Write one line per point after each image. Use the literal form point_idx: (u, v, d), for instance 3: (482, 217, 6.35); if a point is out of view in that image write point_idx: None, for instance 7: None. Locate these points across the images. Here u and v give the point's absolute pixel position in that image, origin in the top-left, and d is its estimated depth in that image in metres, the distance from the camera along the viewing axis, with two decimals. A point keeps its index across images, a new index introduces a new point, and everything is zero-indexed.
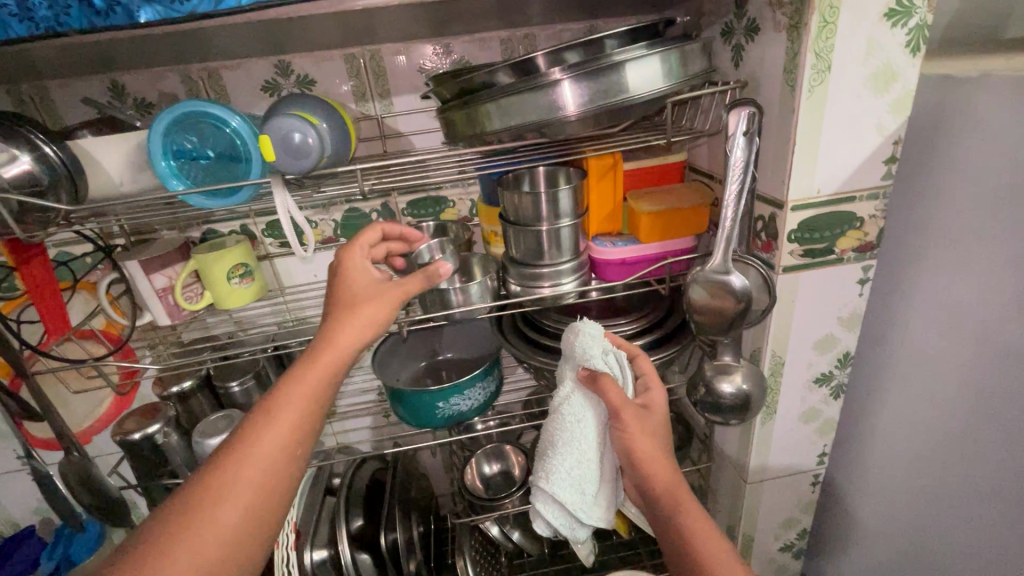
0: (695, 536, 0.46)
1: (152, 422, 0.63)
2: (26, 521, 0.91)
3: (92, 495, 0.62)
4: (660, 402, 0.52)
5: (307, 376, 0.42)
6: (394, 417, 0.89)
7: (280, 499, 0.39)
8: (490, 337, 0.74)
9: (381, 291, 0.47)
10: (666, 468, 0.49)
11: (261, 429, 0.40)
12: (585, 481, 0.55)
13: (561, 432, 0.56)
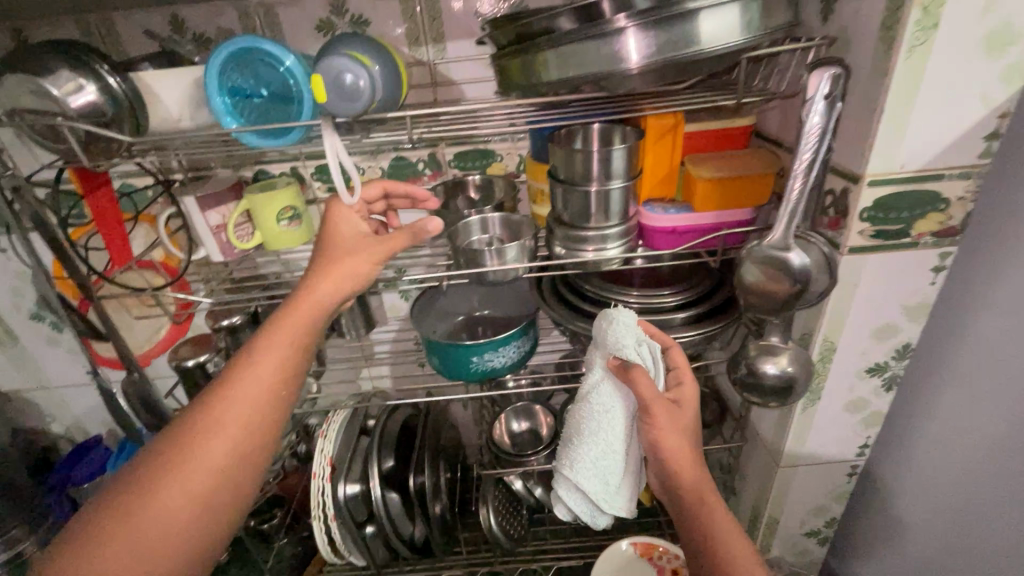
0: (725, 537, 0.46)
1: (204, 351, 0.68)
2: (94, 430, 1.00)
3: (150, 413, 0.67)
4: (691, 399, 0.53)
5: (246, 376, 0.47)
6: (428, 367, 0.91)
7: (267, 431, 0.47)
8: (527, 298, 0.74)
9: (325, 288, 0.50)
10: (695, 468, 0.49)
11: (243, 373, 0.47)
12: (610, 471, 0.58)
13: (590, 420, 0.58)
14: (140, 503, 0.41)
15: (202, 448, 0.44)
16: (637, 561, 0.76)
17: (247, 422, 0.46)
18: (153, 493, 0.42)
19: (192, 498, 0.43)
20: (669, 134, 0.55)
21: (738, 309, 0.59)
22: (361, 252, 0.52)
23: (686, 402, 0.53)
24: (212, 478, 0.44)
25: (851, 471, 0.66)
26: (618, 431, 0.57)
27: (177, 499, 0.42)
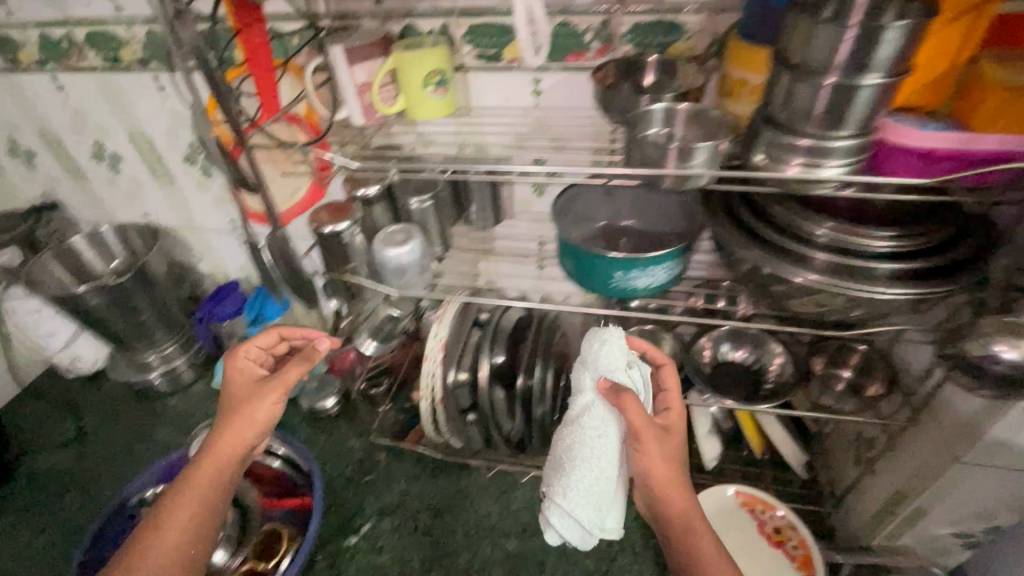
0: (709, 559, 0.55)
1: (342, 220, 0.64)
2: (233, 275, 1.08)
3: (286, 270, 0.68)
4: (676, 423, 0.60)
5: (222, 443, 0.60)
6: (547, 271, 0.86)
7: (206, 521, 0.59)
8: (686, 215, 0.64)
9: (236, 436, 0.61)
10: (683, 493, 0.57)
11: (162, 520, 0.57)
12: (602, 497, 0.56)
13: (584, 439, 0.56)
14: (139, 546, 0.56)
15: (185, 499, 0.58)
16: (736, 513, 0.75)
17: (198, 509, 0.59)
18: (151, 536, 0.57)
19: (181, 538, 0.57)
20: (970, 18, 0.45)
21: (979, 270, 0.46)
22: (267, 395, 0.62)
23: (676, 425, 0.60)
24: (190, 521, 0.58)
25: None
26: (610, 454, 0.56)
27: (174, 543, 0.57)
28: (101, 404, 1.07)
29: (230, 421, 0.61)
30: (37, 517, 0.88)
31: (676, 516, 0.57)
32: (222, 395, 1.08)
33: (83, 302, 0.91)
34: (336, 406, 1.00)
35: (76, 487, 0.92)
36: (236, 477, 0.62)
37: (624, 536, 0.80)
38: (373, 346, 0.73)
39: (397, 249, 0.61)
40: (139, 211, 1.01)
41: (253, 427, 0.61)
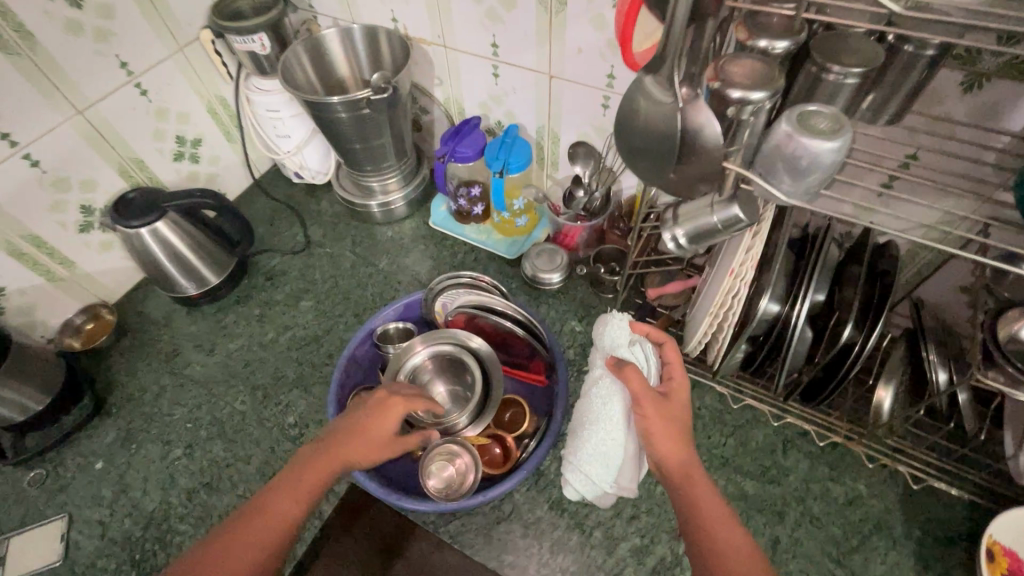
0: (710, 516, 0.53)
1: (758, 88, 0.44)
2: (470, 112, 0.97)
3: None
4: (679, 390, 0.61)
5: (360, 448, 0.58)
6: (898, 199, 0.66)
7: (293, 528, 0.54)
8: None
9: (358, 459, 0.58)
10: (684, 446, 0.57)
11: (262, 515, 0.54)
12: (610, 456, 0.65)
13: (597, 404, 0.67)
14: (244, 522, 0.53)
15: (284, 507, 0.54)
16: None
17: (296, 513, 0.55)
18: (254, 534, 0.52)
19: (278, 525, 0.54)
20: None
21: None
22: (390, 448, 0.60)
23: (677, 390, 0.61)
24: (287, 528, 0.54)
25: None
26: (616, 418, 0.65)
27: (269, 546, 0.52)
28: (323, 219, 1.07)
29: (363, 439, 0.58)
30: (280, 315, 0.94)
31: (677, 465, 0.56)
32: (434, 237, 1.04)
33: (334, 112, 0.84)
34: (558, 282, 0.93)
35: (308, 296, 0.96)
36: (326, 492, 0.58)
37: (882, 517, 0.70)
38: (680, 242, 0.60)
39: (816, 142, 0.44)
40: (389, 13, 0.88)
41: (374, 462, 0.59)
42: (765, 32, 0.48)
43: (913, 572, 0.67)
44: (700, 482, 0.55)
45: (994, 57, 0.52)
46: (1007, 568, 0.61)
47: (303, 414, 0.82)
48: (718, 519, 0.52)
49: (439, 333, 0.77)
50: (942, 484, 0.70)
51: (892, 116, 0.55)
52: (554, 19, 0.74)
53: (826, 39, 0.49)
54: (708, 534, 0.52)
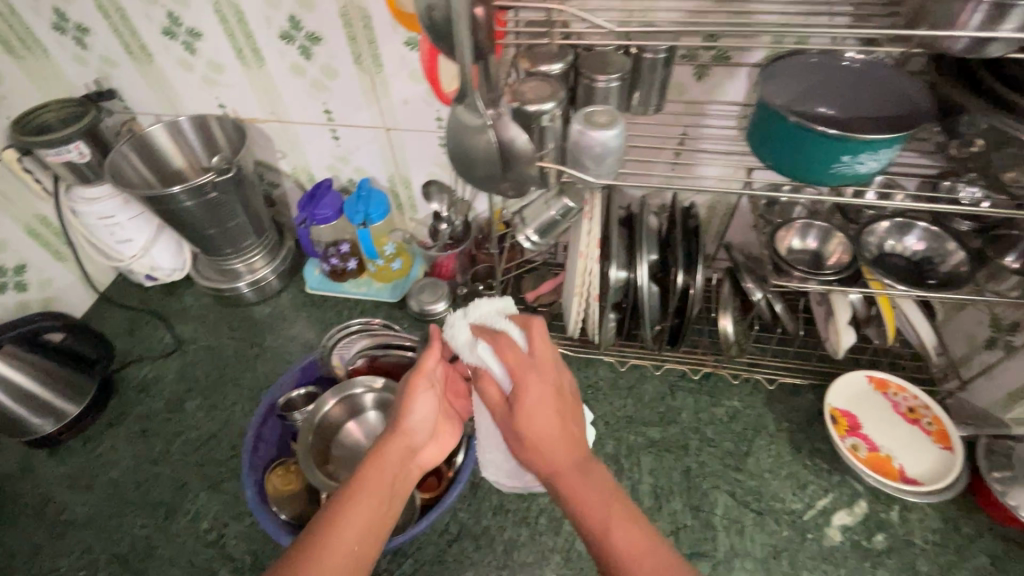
0: (585, 513, 0.51)
1: (545, 99, 0.56)
2: (320, 176, 1.01)
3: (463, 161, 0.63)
4: (523, 393, 0.55)
5: (408, 415, 0.60)
6: (686, 165, 0.83)
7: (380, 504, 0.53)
8: (901, 101, 0.58)
9: (411, 415, 0.60)
10: (554, 444, 0.54)
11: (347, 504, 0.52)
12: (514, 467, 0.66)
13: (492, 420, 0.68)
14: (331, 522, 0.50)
15: (371, 477, 0.54)
16: (871, 395, 0.80)
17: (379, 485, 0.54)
18: (343, 517, 0.51)
19: (366, 516, 0.51)
20: None
21: None
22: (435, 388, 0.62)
23: (527, 380, 0.55)
24: (377, 507, 0.53)
25: None
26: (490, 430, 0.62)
27: (361, 526, 0.51)
28: (191, 313, 1.03)
29: (412, 394, 0.60)
30: (165, 424, 0.87)
31: (551, 469, 0.54)
32: (315, 302, 1.05)
33: (179, 203, 0.83)
34: (445, 311, 0.99)
35: (194, 395, 0.91)
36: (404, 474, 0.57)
37: (757, 421, 0.84)
38: (534, 239, 0.70)
39: (602, 133, 0.56)
40: (214, 100, 0.90)
41: (422, 409, 0.60)
42: (543, 59, 0.60)
43: (791, 455, 0.81)
44: (578, 483, 0.52)
45: (707, 51, 0.70)
46: (848, 424, 0.77)
47: (220, 514, 0.77)
48: (599, 519, 0.50)
49: (344, 384, 0.79)
50: (789, 377, 0.87)
51: (657, 104, 0.70)
52: (376, 80, 0.82)
53: (589, 57, 0.62)
54: (597, 538, 0.50)
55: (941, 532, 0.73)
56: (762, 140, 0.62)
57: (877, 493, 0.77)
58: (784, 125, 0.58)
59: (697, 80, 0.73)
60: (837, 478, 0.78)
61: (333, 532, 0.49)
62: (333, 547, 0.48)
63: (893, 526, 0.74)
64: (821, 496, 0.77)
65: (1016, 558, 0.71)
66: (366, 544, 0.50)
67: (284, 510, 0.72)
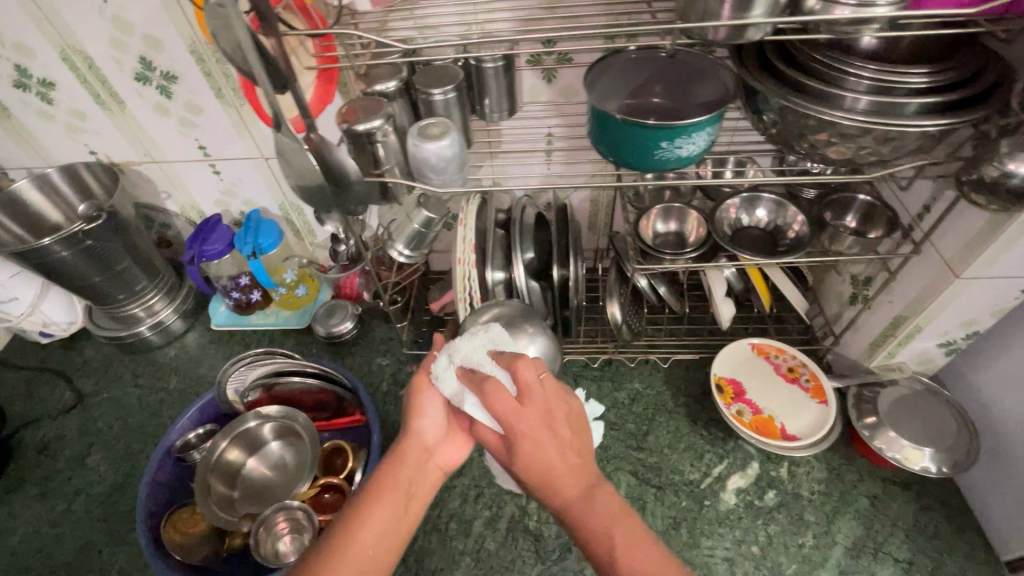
0: (606, 539, 0.51)
1: (374, 116, 0.57)
2: (209, 211, 1.00)
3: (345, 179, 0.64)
4: (523, 432, 0.53)
5: (417, 423, 0.60)
6: (557, 162, 0.86)
7: (399, 520, 0.54)
8: (708, 94, 0.64)
9: (423, 424, 0.60)
10: (549, 477, 0.52)
11: (365, 517, 0.53)
12: None
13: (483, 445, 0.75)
14: (346, 535, 0.52)
15: (386, 484, 0.56)
16: (754, 361, 0.85)
17: (396, 496, 0.55)
18: (358, 527, 0.53)
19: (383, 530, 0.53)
20: None
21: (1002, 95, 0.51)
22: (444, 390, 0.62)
23: (522, 423, 0.53)
24: (393, 516, 0.54)
25: None
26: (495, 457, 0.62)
27: (376, 534, 0.53)
28: (91, 366, 1.00)
29: (419, 397, 0.61)
30: (65, 483, 0.85)
31: (560, 504, 0.53)
32: (222, 338, 1.04)
33: (53, 255, 0.81)
34: (353, 329, 1.00)
35: (96, 449, 0.89)
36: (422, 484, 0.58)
37: (656, 400, 0.87)
38: (407, 253, 0.71)
39: (436, 144, 0.58)
40: (84, 146, 0.89)
41: (432, 416, 0.61)
42: (377, 78, 0.62)
43: (688, 428, 0.84)
44: (581, 507, 0.52)
45: (549, 55, 0.74)
46: (734, 391, 0.82)
47: (124, 567, 0.75)
48: (621, 549, 0.51)
49: (235, 421, 0.79)
50: (682, 353, 0.91)
51: (507, 110, 0.73)
52: (243, 112, 0.82)
53: (423, 73, 0.64)
54: (607, 564, 0.51)
55: (826, 482, 0.77)
56: (597, 133, 0.65)
57: (768, 453, 0.81)
58: (608, 121, 0.62)
59: (546, 82, 0.77)
60: (731, 443, 0.82)
61: (349, 542, 0.52)
62: (347, 554, 0.51)
63: (783, 482, 0.78)
64: (717, 463, 0.80)
65: (892, 497, 0.75)
66: (381, 550, 0.52)
67: (184, 553, 0.70)
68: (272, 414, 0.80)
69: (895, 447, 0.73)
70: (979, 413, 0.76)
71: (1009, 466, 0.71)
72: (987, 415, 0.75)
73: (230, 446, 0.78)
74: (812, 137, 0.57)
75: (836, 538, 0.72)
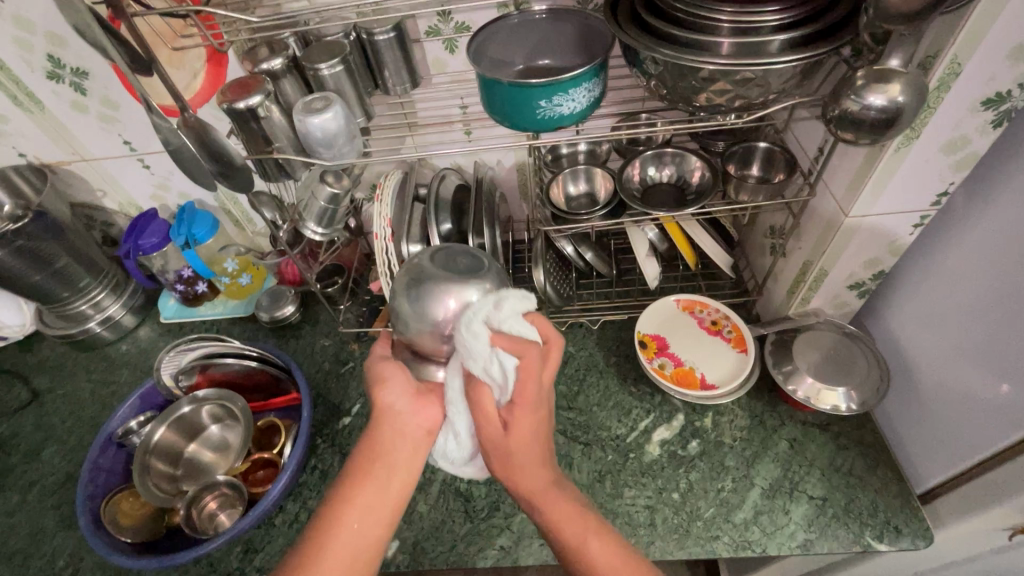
0: (565, 534, 0.53)
1: (252, 93, 0.58)
2: (146, 205, 1.02)
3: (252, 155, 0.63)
4: (522, 419, 0.53)
5: (384, 393, 0.58)
6: (475, 134, 0.87)
7: (384, 502, 0.54)
8: (594, 49, 0.66)
9: (387, 396, 0.57)
10: (530, 471, 0.55)
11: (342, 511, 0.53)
12: (458, 455, 0.60)
13: (451, 421, 0.57)
14: (326, 529, 0.52)
15: (362, 468, 0.55)
16: (678, 316, 0.86)
17: (376, 481, 0.55)
18: (338, 516, 0.53)
19: (367, 515, 0.53)
20: None
21: (855, 28, 0.52)
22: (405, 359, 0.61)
23: (519, 419, 0.53)
24: (380, 491, 0.54)
25: (919, 222, 0.65)
26: (461, 422, 0.57)
27: (360, 513, 0.53)
28: (45, 365, 1.02)
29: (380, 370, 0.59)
30: (20, 477, 0.88)
31: (524, 490, 0.55)
32: (171, 330, 1.06)
33: None
34: (297, 313, 1.02)
35: (50, 443, 0.92)
36: (412, 455, 0.57)
37: (589, 360, 0.89)
38: (319, 232, 0.73)
39: (318, 117, 0.59)
40: (12, 149, 0.90)
41: (401, 388, 0.58)
42: (262, 58, 0.63)
43: (617, 386, 0.86)
44: (557, 507, 0.54)
45: (447, 25, 0.74)
46: (657, 347, 0.83)
47: (75, 550, 0.79)
48: (594, 543, 0.52)
49: (172, 406, 0.81)
50: (613, 314, 0.92)
51: (409, 82, 0.74)
52: None
53: (310, 50, 0.65)
54: (573, 548, 0.53)
55: (748, 429, 0.79)
56: (486, 99, 0.65)
57: (693, 405, 0.83)
58: (489, 85, 0.62)
59: (449, 53, 0.78)
60: (658, 398, 0.84)
61: (328, 532, 0.52)
62: (333, 541, 0.51)
63: (706, 431, 0.80)
64: (644, 418, 0.82)
65: (811, 439, 0.77)
66: (371, 530, 0.53)
67: (122, 531, 0.73)
68: (209, 398, 0.82)
69: (807, 390, 0.76)
70: (892, 353, 0.77)
71: (915, 401, 0.73)
72: (899, 354, 0.76)
73: (168, 431, 0.81)
74: (680, 84, 0.57)
75: (755, 481, 0.74)
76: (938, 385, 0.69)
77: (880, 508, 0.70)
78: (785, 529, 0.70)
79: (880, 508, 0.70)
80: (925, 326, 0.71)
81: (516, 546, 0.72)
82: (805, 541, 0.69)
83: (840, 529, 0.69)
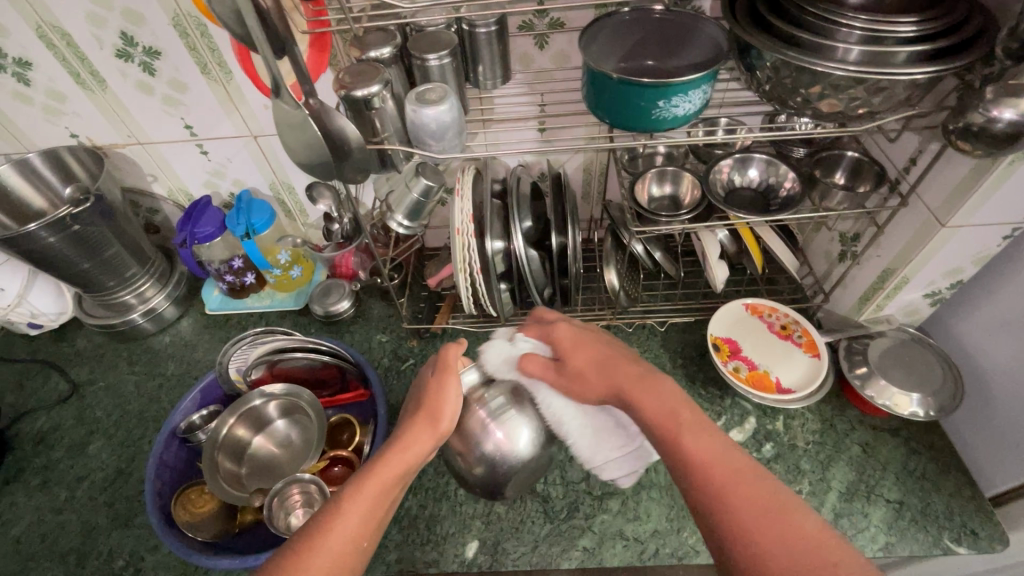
0: (649, 411, 0.54)
1: (372, 81, 0.57)
2: (197, 193, 0.98)
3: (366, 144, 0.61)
4: (569, 343, 0.64)
5: (424, 425, 0.59)
6: (550, 130, 0.86)
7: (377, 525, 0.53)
8: (703, 50, 0.66)
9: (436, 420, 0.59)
10: (610, 374, 0.60)
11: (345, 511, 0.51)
12: (597, 442, 0.68)
13: (569, 428, 0.66)
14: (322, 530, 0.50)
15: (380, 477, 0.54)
16: (747, 320, 0.87)
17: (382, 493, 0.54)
18: (338, 518, 0.50)
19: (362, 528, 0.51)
20: None
21: (986, 42, 0.53)
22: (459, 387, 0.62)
23: (571, 351, 0.64)
24: (382, 500, 0.54)
25: (1009, 235, 0.66)
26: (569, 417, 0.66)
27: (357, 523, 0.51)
28: (83, 356, 0.98)
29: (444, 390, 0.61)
30: (66, 472, 0.84)
31: (616, 393, 0.58)
32: (216, 323, 1.03)
33: (40, 241, 0.79)
34: (350, 309, 0.99)
35: (96, 437, 0.88)
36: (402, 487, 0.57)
37: (656, 362, 0.89)
38: (406, 224, 0.71)
39: (434, 108, 0.58)
40: (65, 129, 0.86)
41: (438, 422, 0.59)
42: (370, 44, 0.61)
43: (686, 388, 0.86)
44: (640, 391, 0.56)
45: (541, 20, 0.74)
46: (729, 350, 0.84)
47: (134, 550, 0.76)
48: (686, 425, 0.52)
49: (240, 399, 0.80)
50: (678, 317, 0.93)
51: (502, 75, 0.73)
52: (229, 87, 0.80)
53: (416, 39, 0.64)
54: (674, 441, 0.51)
55: (820, 432, 0.80)
56: (592, 96, 0.65)
57: (764, 408, 0.83)
58: (602, 84, 0.62)
59: (537, 49, 0.77)
60: (728, 401, 0.84)
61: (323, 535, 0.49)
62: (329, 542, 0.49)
63: (779, 434, 0.81)
64: (716, 420, 0.83)
65: (882, 442, 0.79)
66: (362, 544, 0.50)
67: (196, 530, 0.71)
68: (276, 394, 0.80)
69: (885, 395, 0.77)
70: (962, 360, 0.79)
71: (987, 407, 0.75)
72: (970, 360, 0.78)
73: (234, 426, 0.78)
74: (804, 91, 0.58)
75: (831, 484, 0.76)
76: (1010, 392, 0.71)
77: (954, 512, 0.72)
78: (865, 532, 0.71)
79: (955, 512, 0.72)
80: (998, 335, 0.73)
81: (600, 547, 0.72)
82: (887, 544, 0.70)
83: (919, 532, 0.71)
